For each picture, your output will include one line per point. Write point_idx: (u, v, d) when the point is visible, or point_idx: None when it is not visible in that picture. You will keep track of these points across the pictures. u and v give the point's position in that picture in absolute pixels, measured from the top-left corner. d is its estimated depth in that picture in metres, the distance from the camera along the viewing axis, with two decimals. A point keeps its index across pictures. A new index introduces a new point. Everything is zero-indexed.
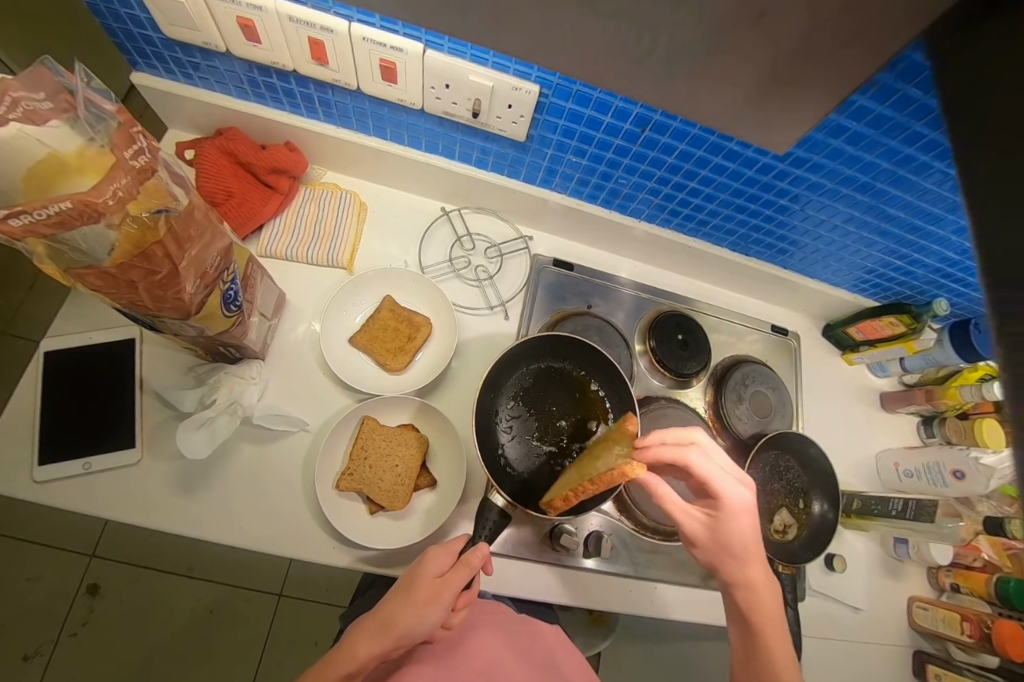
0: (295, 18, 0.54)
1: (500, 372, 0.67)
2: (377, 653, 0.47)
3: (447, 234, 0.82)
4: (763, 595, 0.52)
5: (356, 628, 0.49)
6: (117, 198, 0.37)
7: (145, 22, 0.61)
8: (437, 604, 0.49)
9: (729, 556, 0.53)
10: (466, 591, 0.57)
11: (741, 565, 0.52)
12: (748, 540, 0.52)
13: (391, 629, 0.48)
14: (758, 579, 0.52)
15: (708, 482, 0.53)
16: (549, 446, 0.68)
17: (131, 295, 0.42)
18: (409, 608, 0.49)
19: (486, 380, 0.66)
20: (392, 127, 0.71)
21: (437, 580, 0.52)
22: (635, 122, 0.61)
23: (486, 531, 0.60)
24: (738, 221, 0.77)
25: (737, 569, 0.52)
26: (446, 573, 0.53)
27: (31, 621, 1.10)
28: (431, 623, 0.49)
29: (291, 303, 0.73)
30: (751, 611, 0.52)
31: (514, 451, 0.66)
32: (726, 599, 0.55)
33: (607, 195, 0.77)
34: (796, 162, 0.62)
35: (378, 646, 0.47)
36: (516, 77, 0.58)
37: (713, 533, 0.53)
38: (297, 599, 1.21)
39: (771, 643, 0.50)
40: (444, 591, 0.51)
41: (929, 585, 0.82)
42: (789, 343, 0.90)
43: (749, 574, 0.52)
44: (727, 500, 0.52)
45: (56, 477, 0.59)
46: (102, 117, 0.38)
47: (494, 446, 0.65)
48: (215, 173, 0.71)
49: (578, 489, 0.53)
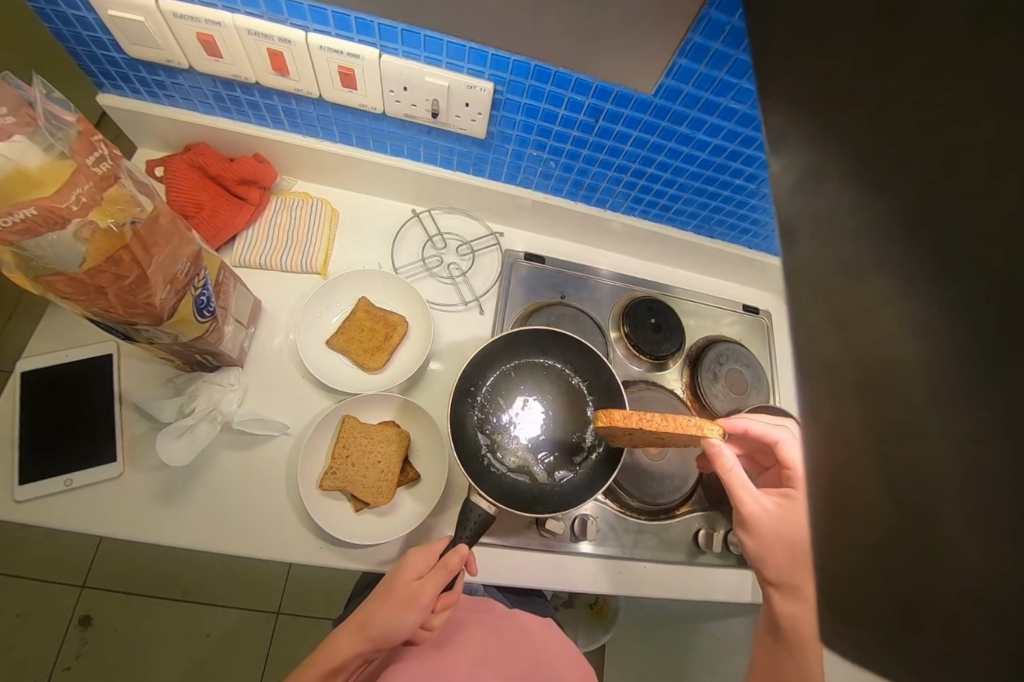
0: (252, 31, 0.56)
1: (479, 368, 0.69)
2: (359, 652, 0.49)
3: (419, 235, 0.83)
4: (809, 609, 0.53)
5: (336, 629, 0.51)
6: (82, 203, 0.39)
7: (108, 44, 0.62)
8: (414, 607, 0.50)
9: (782, 545, 0.56)
10: (447, 593, 0.57)
11: (797, 558, 0.55)
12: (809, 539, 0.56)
13: (367, 630, 0.50)
14: (808, 581, 0.55)
15: (791, 467, 0.62)
16: (532, 443, 0.67)
17: (100, 302, 0.43)
18: (384, 609, 0.51)
19: (464, 378, 0.67)
20: (357, 133, 0.73)
21: (416, 582, 0.52)
22: (588, 113, 0.63)
23: (469, 531, 0.58)
24: (700, 204, 0.80)
25: (793, 563, 0.55)
26: (425, 575, 0.53)
27: (22, 659, 1.07)
28: (408, 625, 0.50)
29: (267, 310, 0.74)
30: (790, 617, 0.53)
31: (497, 448, 0.66)
32: (765, 609, 0.56)
33: (572, 187, 0.79)
34: (746, 141, 0.65)
35: (360, 644, 0.50)
36: (470, 75, 0.60)
37: (781, 519, 0.57)
38: (296, 615, 1.20)
39: (810, 655, 0.51)
40: (421, 595, 0.51)
41: None
42: (761, 323, 0.93)
43: (803, 573, 0.54)
44: (802, 493, 0.60)
45: (37, 496, 0.59)
46: (62, 126, 0.40)
47: (474, 442, 0.66)
48: (185, 187, 0.73)
49: (643, 416, 0.52)
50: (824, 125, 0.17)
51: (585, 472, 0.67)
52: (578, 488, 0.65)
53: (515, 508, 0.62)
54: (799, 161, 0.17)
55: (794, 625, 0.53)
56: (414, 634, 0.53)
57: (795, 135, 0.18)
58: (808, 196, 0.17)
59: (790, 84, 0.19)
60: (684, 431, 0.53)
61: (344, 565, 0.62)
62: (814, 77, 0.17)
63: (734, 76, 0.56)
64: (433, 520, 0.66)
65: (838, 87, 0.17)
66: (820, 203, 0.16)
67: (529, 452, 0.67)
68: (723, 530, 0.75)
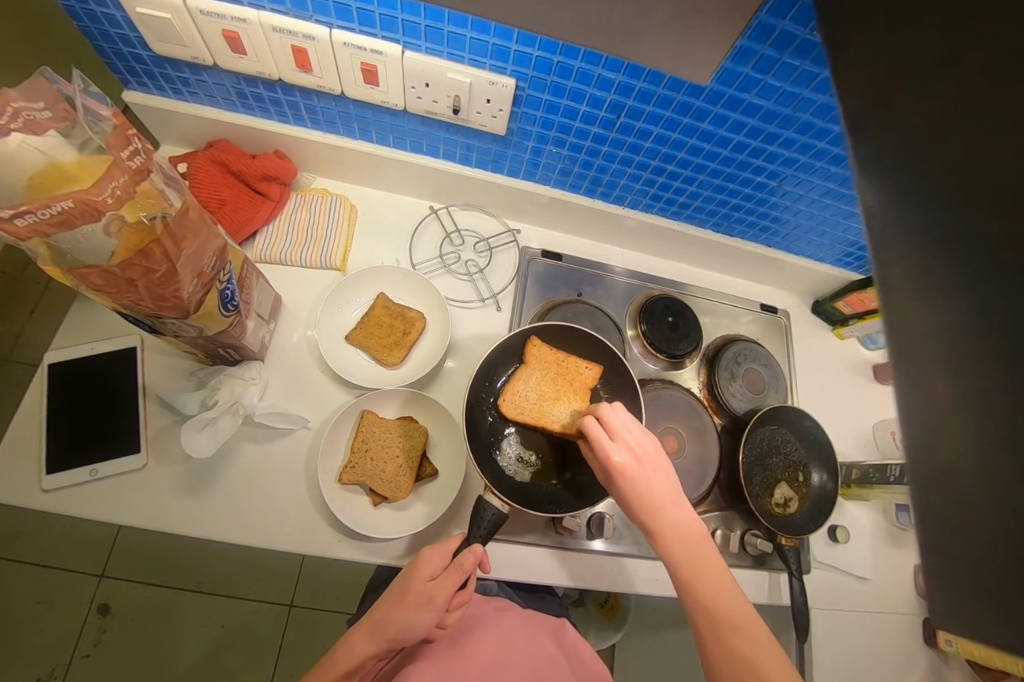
0: (278, 28, 0.56)
1: (492, 367, 0.69)
2: (375, 652, 0.49)
3: (437, 232, 0.84)
4: (681, 550, 0.46)
5: (354, 628, 0.51)
6: (116, 197, 0.39)
7: (135, 41, 0.63)
8: (429, 608, 0.50)
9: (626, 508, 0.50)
10: (461, 591, 0.57)
11: (640, 516, 0.48)
12: (644, 495, 0.48)
13: (385, 631, 0.49)
14: (676, 542, 0.47)
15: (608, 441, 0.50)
16: (535, 444, 0.68)
17: (131, 294, 0.44)
18: (400, 610, 0.50)
19: (478, 378, 0.67)
20: (377, 130, 0.73)
21: (431, 583, 0.52)
22: (610, 109, 0.63)
23: (483, 530, 0.58)
24: (720, 200, 0.79)
25: (638, 519, 0.48)
26: (439, 576, 0.53)
27: (43, 645, 1.09)
28: (423, 626, 0.49)
29: (287, 305, 0.75)
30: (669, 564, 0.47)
31: (503, 446, 0.67)
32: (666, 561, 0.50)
33: (590, 184, 0.79)
34: (769, 138, 0.64)
35: (376, 644, 0.49)
36: (493, 72, 0.60)
37: (619, 497, 0.49)
38: (308, 608, 1.21)
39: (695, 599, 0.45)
40: (436, 595, 0.51)
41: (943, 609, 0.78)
42: (779, 322, 0.91)
43: (647, 521, 0.47)
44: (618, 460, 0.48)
45: (64, 486, 0.60)
46: (99, 120, 0.40)
47: (485, 441, 0.66)
48: (208, 182, 0.73)
49: (521, 413, 0.65)
50: (899, 131, 0.17)
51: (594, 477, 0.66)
52: (584, 491, 0.65)
53: (532, 508, 0.62)
54: (876, 166, 0.17)
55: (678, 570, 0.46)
56: (429, 634, 0.53)
57: (867, 139, 0.18)
58: (893, 204, 0.17)
59: (859, 91, 0.19)
60: (547, 425, 0.64)
61: (364, 560, 0.62)
62: (875, 88, 0.18)
63: (760, 72, 0.55)
64: (451, 516, 0.66)
65: (915, 90, 0.17)
66: (904, 211, 0.16)
67: (535, 452, 0.68)
68: (741, 530, 0.75)
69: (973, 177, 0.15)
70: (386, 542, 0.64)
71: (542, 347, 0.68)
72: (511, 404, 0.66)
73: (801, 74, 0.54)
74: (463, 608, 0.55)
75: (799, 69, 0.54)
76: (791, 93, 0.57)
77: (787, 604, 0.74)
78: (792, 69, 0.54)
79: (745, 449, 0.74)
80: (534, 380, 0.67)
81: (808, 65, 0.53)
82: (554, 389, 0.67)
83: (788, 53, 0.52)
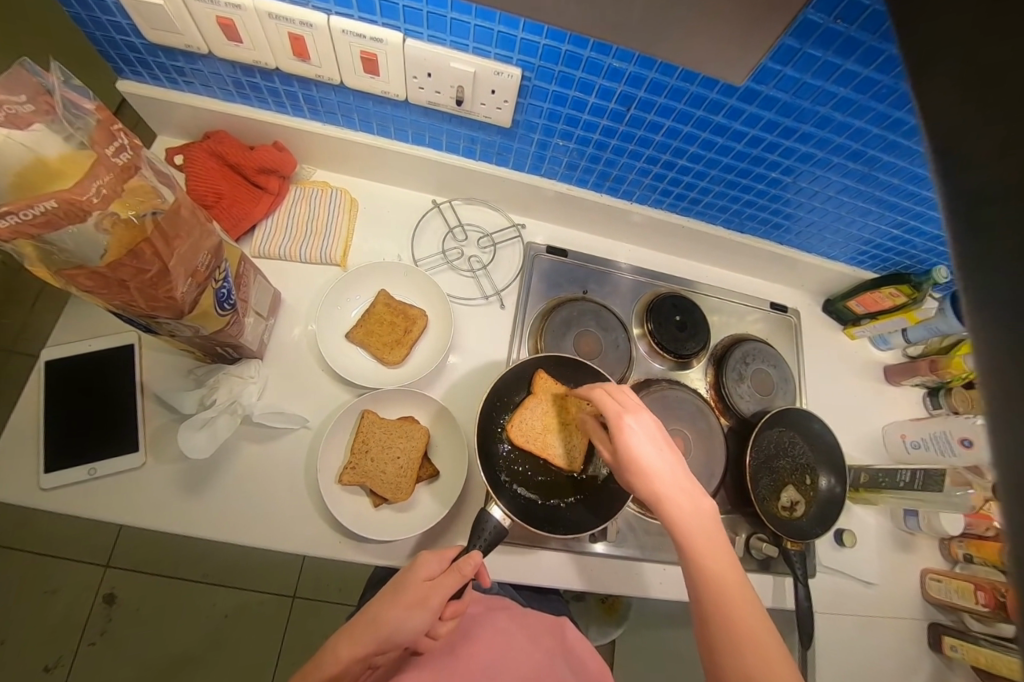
0: (275, 14, 0.54)
1: (503, 391, 0.68)
2: (359, 656, 0.46)
3: (439, 226, 0.82)
4: (690, 518, 0.44)
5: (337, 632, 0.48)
6: (102, 195, 0.38)
7: (128, 28, 0.61)
8: (423, 608, 0.49)
9: (631, 478, 0.48)
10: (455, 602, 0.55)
11: (646, 480, 0.46)
12: (651, 457, 0.47)
13: (376, 631, 0.47)
14: (691, 525, 0.44)
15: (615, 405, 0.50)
16: (538, 474, 0.67)
17: (123, 296, 0.42)
18: (391, 610, 0.49)
19: (490, 400, 0.66)
20: (378, 121, 0.71)
21: (426, 583, 0.51)
22: (619, 101, 0.61)
23: (484, 540, 0.57)
24: (732, 197, 0.76)
25: (644, 486, 0.46)
26: (436, 578, 0.52)
27: (48, 633, 1.10)
28: (415, 627, 0.48)
29: (287, 301, 0.74)
30: (679, 535, 0.44)
31: (509, 472, 0.66)
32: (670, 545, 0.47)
33: (597, 178, 0.76)
34: (785, 132, 0.61)
35: (360, 647, 0.47)
36: (499, 61, 0.58)
37: (624, 461, 0.48)
38: (310, 599, 1.22)
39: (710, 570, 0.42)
40: (431, 596, 0.50)
41: (946, 612, 0.78)
42: (789, 321, 0.89)
43: (655, 485, 0.46)
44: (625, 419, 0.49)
45: (62, 484, 0.60)
46: (81, 115, 0.38)
47: (490, 457, 0.65)
48: (204, 175, 0.71)
49: (524, 441, 0.66)
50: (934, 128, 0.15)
51: (599, 507, 0.65)
52: (586, 522, 0.64)
53: (534, 526, 0.61)
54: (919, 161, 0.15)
55: (687, 541, 0.44)
56: (418, 643, 0.51)
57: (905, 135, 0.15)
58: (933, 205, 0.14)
59: None
60: (546, 454, 0.65)
61: (362, 561, 0.62)
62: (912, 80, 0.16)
63: (779, 63, 0.52)
64: (451, 517, 0.65)
65: None
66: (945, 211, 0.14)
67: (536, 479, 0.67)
68: (745, 534, 0.74)
69: (977, 191, 0.12)
70: (385, 543, 0.63)
71: (550, 379, 0.68)
72: (517, 430, 0.66)
73: (823, 65, 0.51)
74: (456, 619, 0.53)
75: (821, 60, 0.51)
76: (810, 85, 0.54)
77: (791, 608, 0.73)
78: (812, 60, 0.51)
79: (753, 453, 0.72)
80: (540, 410, 0.67)
81: (832, 56, 0.50)
82: (559, 420, 0.67)
83: (810, 43, 0.49)
